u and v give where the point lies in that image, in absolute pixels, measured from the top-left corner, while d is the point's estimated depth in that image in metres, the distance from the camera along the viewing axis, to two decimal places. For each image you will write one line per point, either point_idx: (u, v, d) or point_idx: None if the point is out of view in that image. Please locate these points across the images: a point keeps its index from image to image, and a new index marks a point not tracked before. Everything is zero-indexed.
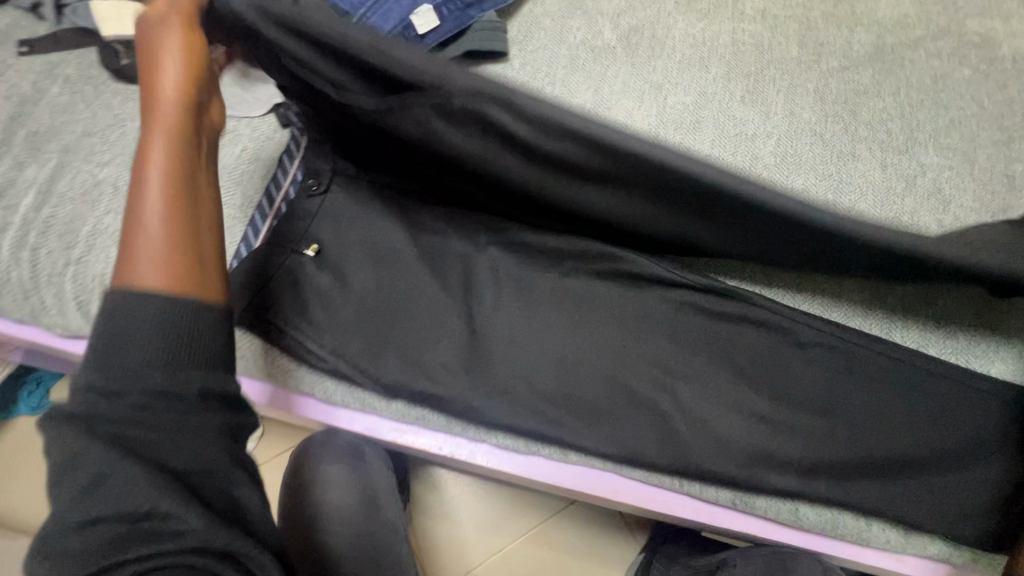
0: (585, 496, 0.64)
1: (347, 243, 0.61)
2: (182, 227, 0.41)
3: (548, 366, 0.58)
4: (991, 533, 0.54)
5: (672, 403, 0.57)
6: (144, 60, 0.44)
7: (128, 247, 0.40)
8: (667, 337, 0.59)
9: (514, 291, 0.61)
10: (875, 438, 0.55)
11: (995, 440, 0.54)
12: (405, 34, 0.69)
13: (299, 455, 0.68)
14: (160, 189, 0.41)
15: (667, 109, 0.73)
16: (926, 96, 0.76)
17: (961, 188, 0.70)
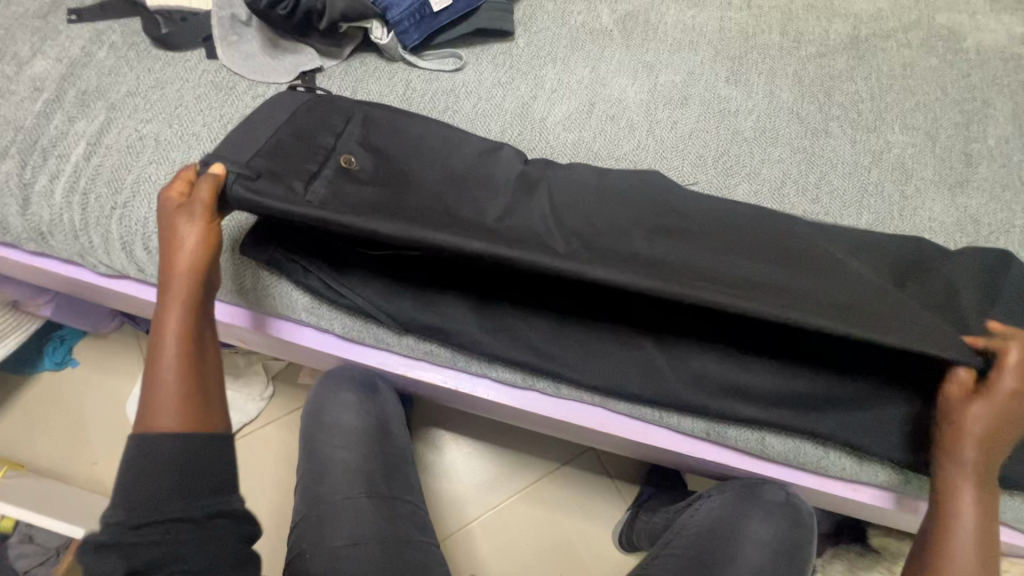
0: (576, 428, 0.71)
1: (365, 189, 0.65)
2: (190, 380, 0.54)
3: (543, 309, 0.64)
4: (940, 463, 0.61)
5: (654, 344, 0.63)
6: (165, 247, 0.57)
7: (148, 402, 0.53)
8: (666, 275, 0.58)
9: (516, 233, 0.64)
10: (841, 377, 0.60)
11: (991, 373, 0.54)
12: (421, 12, 0.75)
13: (319, 387, 0.75)
14: (175, 358, 0.54)
15: (658, 87, 0.80)
16: (894, 81, 0.84)
17: (923, 163, 0.77)
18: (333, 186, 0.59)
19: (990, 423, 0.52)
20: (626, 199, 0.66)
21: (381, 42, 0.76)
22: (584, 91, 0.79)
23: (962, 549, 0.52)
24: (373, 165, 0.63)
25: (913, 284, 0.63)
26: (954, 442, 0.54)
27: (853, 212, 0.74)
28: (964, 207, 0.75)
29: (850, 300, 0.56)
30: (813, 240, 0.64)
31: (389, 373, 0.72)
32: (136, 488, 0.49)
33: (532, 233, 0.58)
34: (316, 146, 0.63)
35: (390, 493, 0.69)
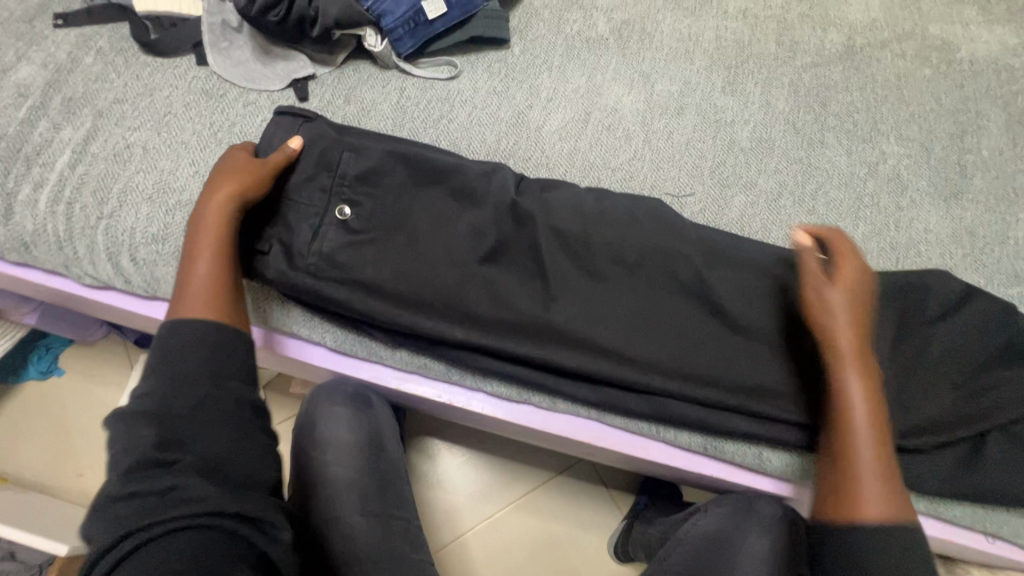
0: (573, 443, 0.70)
1: (362, 210, 0.65)
2: (218, 283, 0.56)
3: (537, 335, 0.63)
4: (940, 482, 0.62)
5: (647, 372, 0.62)
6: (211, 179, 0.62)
7: (179, 301, 0.55)
8: (647, 332, 0.63)
9: (515, 256, 0.65)
10: None
11: (932, 427, 0.61)
12: (415, 20, 0.74)
13: (310, 400, 0.71)
14: (207, 266, 0.57)
15: (654, 96, 0.80)
16: (888, 92, 0.84)
17: (918, 175, 0.77)
18: (332, 251, 0.63)
19: (852, 310, 0.56)
20: (620, 242, 0.65)
21: (375, 49, 0.74)
22: (580, 100, 0.79)
23: (865, 445, 0.53)
24: (370, 209, 0.65)
25: (904, 321, 0.64)
26: (830, 332, 0.56)
27: (849, 223, 0.73)
28: (959, 218, 0.75)
29: (796, 369, 0.62)
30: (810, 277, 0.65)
31: (383, 388, 0.70)
32: (164, 385, 0.50)
33: (513, 305, 0.63)
34: (316, 193, 0.65)
35: (384, 511, 0.68)
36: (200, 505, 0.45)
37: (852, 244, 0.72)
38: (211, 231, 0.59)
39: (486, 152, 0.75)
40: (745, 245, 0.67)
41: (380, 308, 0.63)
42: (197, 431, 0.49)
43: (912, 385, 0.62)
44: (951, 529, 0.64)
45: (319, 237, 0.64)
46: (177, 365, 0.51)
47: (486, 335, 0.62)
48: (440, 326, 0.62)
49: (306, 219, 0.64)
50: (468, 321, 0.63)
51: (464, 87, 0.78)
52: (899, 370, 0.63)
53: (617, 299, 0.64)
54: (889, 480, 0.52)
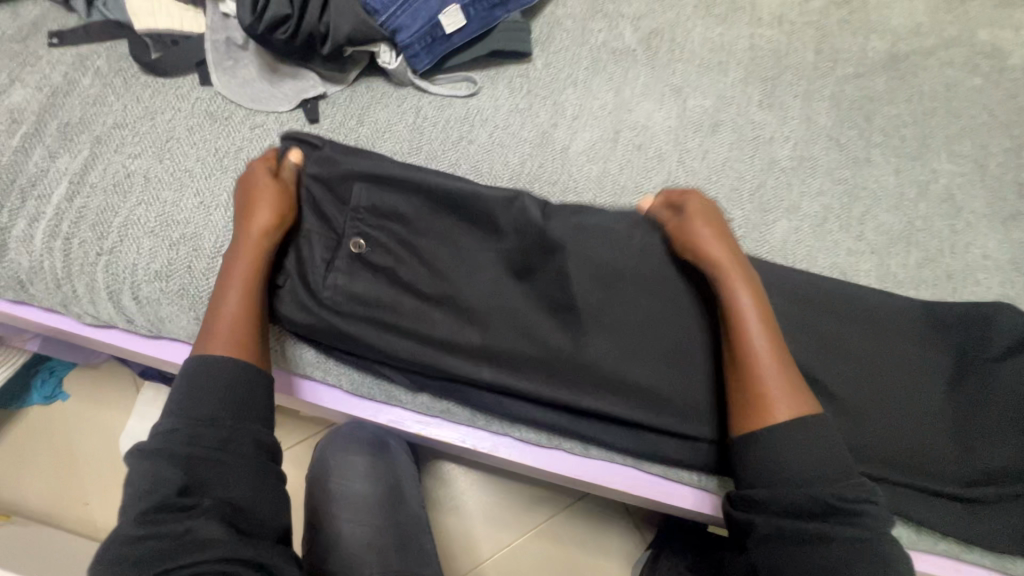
0: (606, 489, 0.65)
1: (377, 242, 0.61)
2: (245, 318, 0.55)
3: (565, 371, 0.58)
4: (1009, 536, 0.57)
5: (684, 411, 0.58)
6: (243, 204, 0.59)
7: (207, 334, 0.54)
8: (684, 366, 0.59)
9: (543, 289, 0.60)
10: (885, 448, 0.57)
11: (1000, 474, 0.56)
12: (432, 34, 0.69)
13: (325, 448, 0.68)
14: (237, 298, 0.55)
15: (687, 112, 0.75)
16: (937, 103, 0.78)
17: (972, 195, 0.72)
18: (347, 287, 0.59)
19: (714, 226, 0.58)
20: (649, 274, 0.60)
21: (389, 67, 0.70)
22: (608, 117, 0.74)
23: (761, 346, 0.53)
24: (385, 239, 0.61)
25: (967, 357, 0.59)
26: (703, 244, 0.57)
27: (899, 250, 0.68)
28: (1020, 244, 0.69)
29: (845, 413, 0.58)
30: (853, 306, 0.61)
31: (403, 431, 0.66)
32: (192, 422, 0.48)
33: (541, 344, 0.58)
34: (330, 225, 0.61)
35: (404, 567, 0.62)
36: (215, 549, 0.43)
37: (905, 273, 0.67)
38: (243, 262, 0.57)
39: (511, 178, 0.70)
40: (789, 278, 0.63)
41: (397, 348, 0.58)
42: (227, 476, 0.47)
43: (975, 427, 0.58)
44: None
45: (333, 272, 0.60)
46: (206, 404, 0.49)
47: (516, 376, 0.58)
48: (465, 365, 0.58)
49: (319, 253, 0.60)
50: (492, 356, 0.58)
51: (484, 104, 0.73)
52: (960, 410, 0.58)
53: (653, 333, 0.59)
54: (790, 379, 0.52)
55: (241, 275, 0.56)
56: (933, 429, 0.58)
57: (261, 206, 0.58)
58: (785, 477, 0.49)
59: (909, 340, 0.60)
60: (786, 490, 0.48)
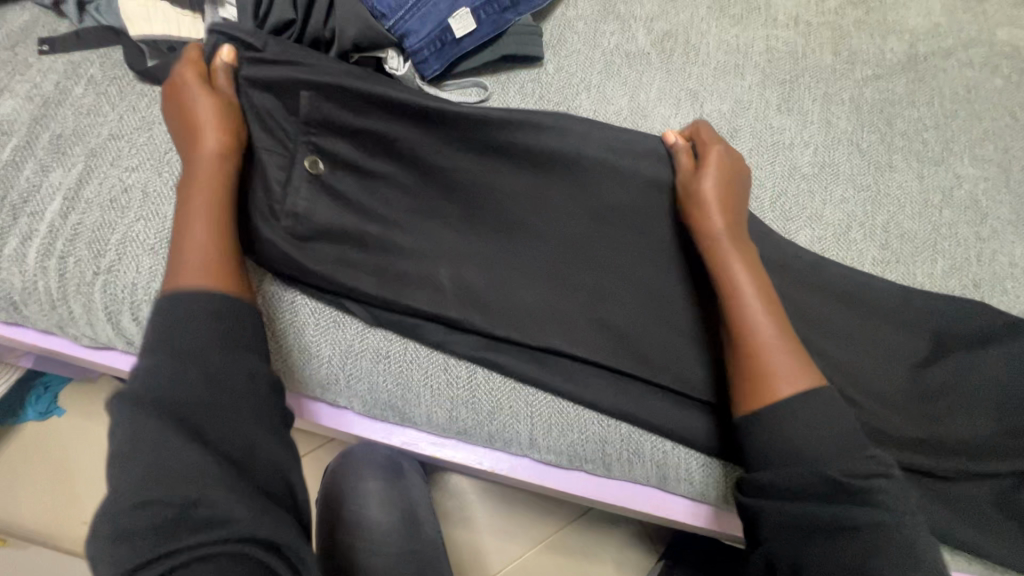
0: (626, 509, 0.63)
1: (345, 176, 0.58)
2: (216, 245, 0.51)
3: (552, 325, 0.57)
4: None
5: (665, 348, 0.58)
6: (188, 125, 0.54)
7: (175, 267, 0.50)
8: (665, 300, 0.59)
9: (560, 286, 0.59)
10: (911, 451, 0.57)
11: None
12: (441, 39, 0.66)
13: (336, 470, 0.66)
14: (203, 226, 0.52)
15: (703, 118, 0.73)
16: (958, 106, 0.76)
17: (997, 200, 0.70)
18: (308, 218, 0.56)
19: (725, 193, 0.55)
20: (624, 212, 0.59)
21: (397, 73, 0.66)
22: (623, 124, 0.71)
23: (756, 320, 0.51)
24: (348, 169, 0.58)
25: (992, 364, 0.59)
26: (707, 214, 0.55)
27: (926, 258, 0.66)
28: None
29: (870, 422, 0.57)
30: (873, 303, 0.61)
31: (415, 453, 0.63)
32: (175, 362, 0.44)
33: (522, 297, 0.58)
34: (284, 150, 0.57)
35: None
36: (226, 530, 0.39)
37: (932, 282, 0.65)
38: (203, 184, 0.53)
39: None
40: (811, 287, 0.62)
41: (363, 283, 0.56)
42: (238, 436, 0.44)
43: (1002, 437, 0.57)
44: None
45: (289, 198, 0.56)
46: (188, 337, 0.46)
47: (505, 333, 0.56)
48: (482, 379, 0.57)
49: (275, 181, 0.57)
50: (472, 303, 0.57)
51: (495, 111, 0.70)
52: (987, 419, 0.58)
53: (634, 269, 0.59)
54: (787, 352, 0.50)
55: (197, 197, 0.52)
56: (958, 435, 0.57)
57: (198, 120, 0.54)
58: (800, 457, 0.47)
59: (926, 342, 0.60)
60: (797, 468, 0.47)
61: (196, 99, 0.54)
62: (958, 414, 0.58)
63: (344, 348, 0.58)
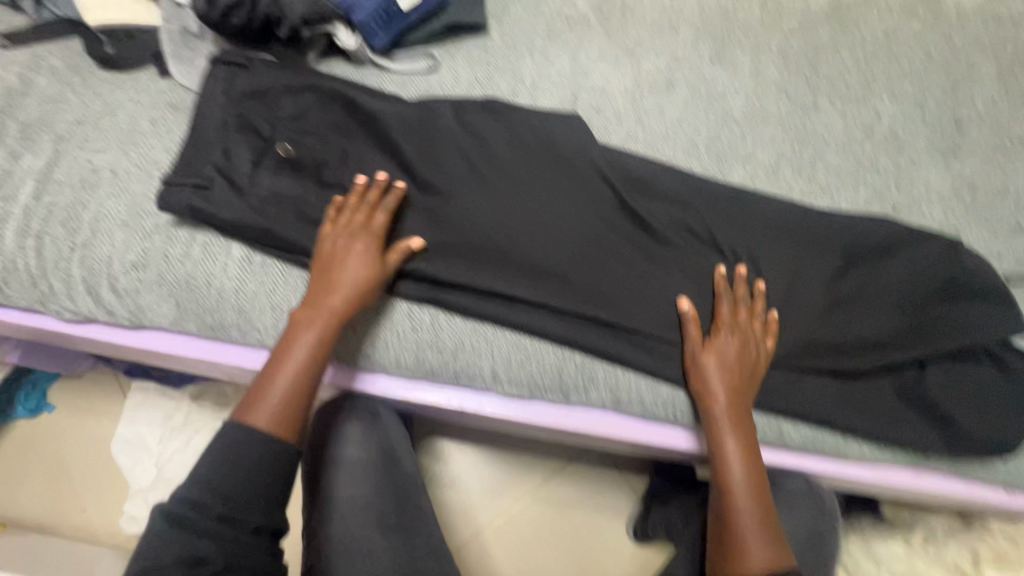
0: (589, 436, 0.68)
1: (313, 150, 0.64)
2: (297, 395, 0.54)
3: (506, 264, 0.62)
4: (968, 445, 0.60)
5: (610, 276, 0.63)
6: (325, 267, 0.58)
7: (254, 398, 0.53)
8: (610, 230, 0.65)
9: (515, 228, 0.63)
10: (841, 359, 0.62)
11: (949, 387, 0.61)
12: (387, 12, 0.71)
13: (316, 419, 0.68)
14: (291, 376, 0.54)
15: (642, 73, 0.77)
16: (878, 50, 0.82)
17: (915, 133, 0.76)
18: (276, 188, 0.62)
19: (724, 375, 0.59)
20: (564, 158, 0.66)
21: (348, 46, 0.71)
22: (566, 84, 0.76)
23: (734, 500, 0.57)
24: (312, 145, 0.64)
25: (914, 274, 0.64)
26: (705, 395, 0.60)
27: (850, 187, 0.72)
28: (959, 174, 0.74)
29: (800, 333, 0.63)
30: (801, 230, 0.66)
31: (391, 398, 0.67)
32: (227, 503, 0.49)
33: (477, 239, 0.63)
34: (255, 132, 0.64)
35: (401, 523, 0.64)
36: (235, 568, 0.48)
37: (855, 209, 0.71)
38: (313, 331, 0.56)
39: (468, 108, 0.68)
40: (745, 220, 0.67)
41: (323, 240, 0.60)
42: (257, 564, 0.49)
43: (926, 340, 0.62)
44: (981, 488, 0.65)
45: (262, 170, 0.63)
46: (240, 477, 0.50)
47: (461, 274, 0.61)
48: (445, 318, 0.62)
49: (245, 156, 0.62)
50: (431, 251, 0.62)
51: (444, 78, 0.74)
52: (911, 327, 0.63)
53: (582, 205, 0.65)
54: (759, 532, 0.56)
55: (306, 340, 0.55)
56: (887, 343, 0.63)
57: (344, 269, 0.57)
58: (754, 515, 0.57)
59: (854, 259, 0.66)
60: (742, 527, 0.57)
61: (348, 254, 0.58)
62: (889, 324, 0.63)
63: None
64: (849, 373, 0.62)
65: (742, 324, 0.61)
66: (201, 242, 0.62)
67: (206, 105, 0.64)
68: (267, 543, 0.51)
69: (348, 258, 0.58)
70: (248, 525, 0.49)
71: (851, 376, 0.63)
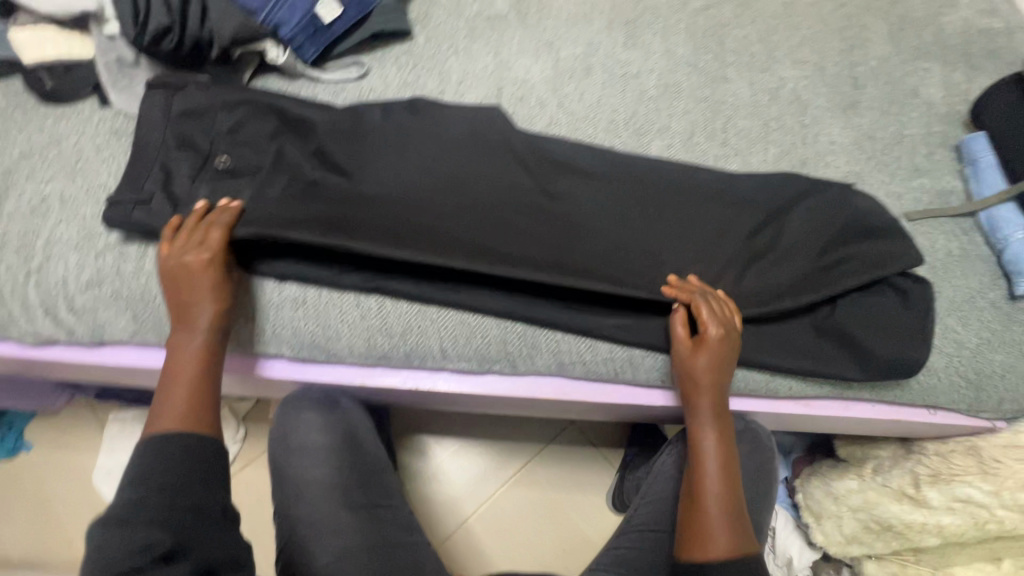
0: (540, 401, 0.73)
1: (250, 161, 0.68)
2: (196, 404, 0.60)
3: (439, 243, 0.66)
4: (885, 369, 0.66)
5: (541, 245, 0.67)
6: (174, 285, 0.60)
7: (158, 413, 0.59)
8: (535, 203, 0.69)
9: (445, 209, 0.67)
10: (765, 304, 0.66)
11: (858, 317, 0.67)
12: (313, 26, 0.74)
13: (279, 413, 0.72)
14: (184, 392, 0.60)
15: (561, 62, 0.83)
16: (780, 20, 0.88)
17: (817, 93, 0.82)
18: (216, 197, 0.66)
19: (715, 371, 0.63)
20: (486, 144, 0.71)
21: (279, 61, 0.75)
22: (490, 78, 0.81)
23: (710, 490, 0.63)
24: (248, 156, 0.68)
25: (820, 219, 0.70)
26: (694, 391, 0.64)
27: (759, 148, 0.78)
28: (859, 126, 0.80)
29: (725, 282, 0.68)
30: (713, 189, 0.71)
31: (350, 387, 0.71)
32: (160, 492, 0.54)
33: (410, 224, 0.66)
34: (193, 148, 0.67)
35: (369, 501, 0.70)
36: (186, 551, 0.52)
37: (765, 166, 0.77)
38: (193, 349, 0.61)
39: (395, 109, 0.72)
40: (662, 185, 0.71)
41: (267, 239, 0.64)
42: (205, 541, 0.54)
43: (836, 276, 0.67)
44: (898, 409, 0.71)
45: (203, 183, 0.66)
46: (162, 473, 0.55)
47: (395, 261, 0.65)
48: (390, 303, 0.66)
49: (185, 171, 0.66)
50: (367, 239, 0.65)
51: (374, 85, 0.79)
52: (825, 264, 0.68)
53: (507, 183, 0.69)
54: (731, 516, 0.61)
55: (189, 360, 0.61)
56: (805, 282, 0.67)
57: (200, 294, 0.60)
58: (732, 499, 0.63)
59: (766, 209, 0.70)
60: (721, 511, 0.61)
61: (189, 268, 0.60)
62: (803, 265, 0.68)
63: (261, 303, 0.66)
64: (769, 316, 0.67)
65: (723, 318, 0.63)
66: (152, 256, 0.66)
67: (145, 128, 0.67)
68: (210, 525, 0.56)
69: (191, 273, 0.60)
70: (185, 506, 0.54)
71: (772, 317, 0.67)
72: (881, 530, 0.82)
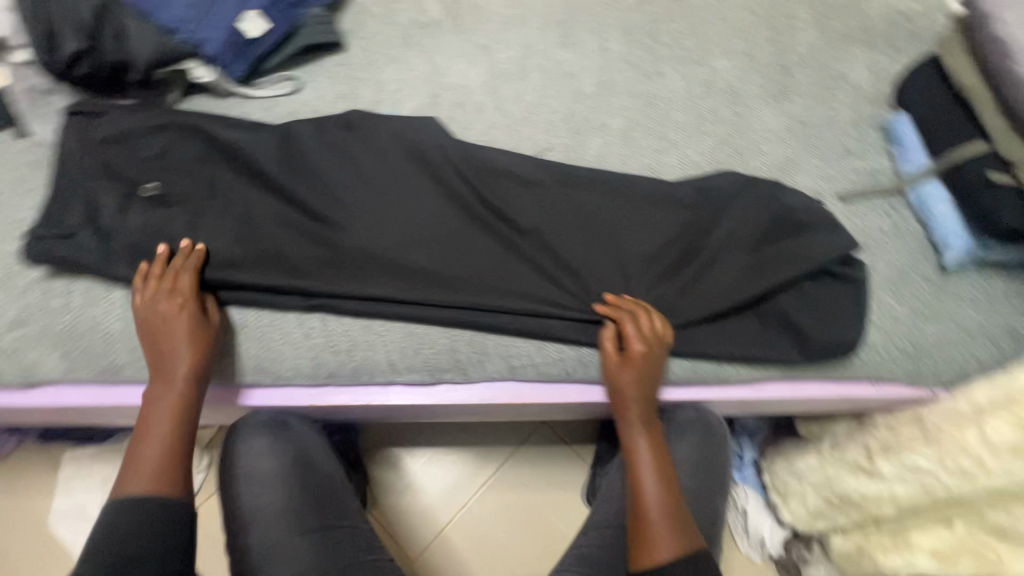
0: (497, 406, 0.72)
1: (180, 185, 0.66)
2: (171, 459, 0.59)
3: (379, 258, 0.66)
4: (828, 349, 0.67)
5: (483, 254, 0.68)
6: (152, 338, 0.60)
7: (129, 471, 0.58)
8: (473, 212, 0.69)
9: (384, 224, 0.67)
10: (707, 295, 0.68)
11: (799, 301, 0.68)
12: (238, 44, 0.72)
13: (227, 441, 0.71)
14: (158, 448, 0.58)
15: (498, 65, 0.83)
16: (711, 12, 0.89)
17: (750, 83, 0.84)
18: (143, 224, 0.63)
19: (641, 385, 0.65)
20: (421, 155, 0.70)
21: (206, 79, 0.73)
22: (427, 85, 0.80)
23: (651, 501, 0.63)
24: (176, 179, 0.66)
25: (755, 207, 0.71)
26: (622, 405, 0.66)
27: (696, 139, 0.79)
28: (791, 112, 0.82)
29: (668, 275, 0.69)
30: (651, 184, 0.72)
31: (300, 408, 0.70)
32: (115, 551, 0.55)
33: (349, 241, 0.66)
34: (117, 176, 0.65)
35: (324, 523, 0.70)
36: None
37: (703, 158, 0.78)
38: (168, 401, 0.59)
39: (327, 122, 0.71)
40: (600, 184, 0.72)
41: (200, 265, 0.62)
42: None
43: (774, 262, 0.68)
44: (846, 386, 0.73)
45: (128, 210, 0.64)
46: (125, 530, 0.56)
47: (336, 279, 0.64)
48: (334, 320, 0.65)
49: (109, 200, 0.63)
50: (307, 260, 0.65)
51: (307, 98, 0.78)
52: (761, 251, 0.69)
53: (445, 194, 0.70)
54: (674, 524, 0.62)
55: (164, 414, 0.59)
56: (744, 270, 0.68)
57: (177, 346, 0.59)
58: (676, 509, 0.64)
59: (702, 202, 0.72)
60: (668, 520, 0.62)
61: (166, 318, 0.59)
62: (741, 253, 0.69)
63: None
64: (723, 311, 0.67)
65: (648, 333, 0.64)
66: (81, 289, 0.63)
67: (65, 158, 0.65)
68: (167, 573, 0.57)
69: (169, 323, 0.59)
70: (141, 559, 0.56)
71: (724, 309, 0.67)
72: (841, 504, 0.85)
